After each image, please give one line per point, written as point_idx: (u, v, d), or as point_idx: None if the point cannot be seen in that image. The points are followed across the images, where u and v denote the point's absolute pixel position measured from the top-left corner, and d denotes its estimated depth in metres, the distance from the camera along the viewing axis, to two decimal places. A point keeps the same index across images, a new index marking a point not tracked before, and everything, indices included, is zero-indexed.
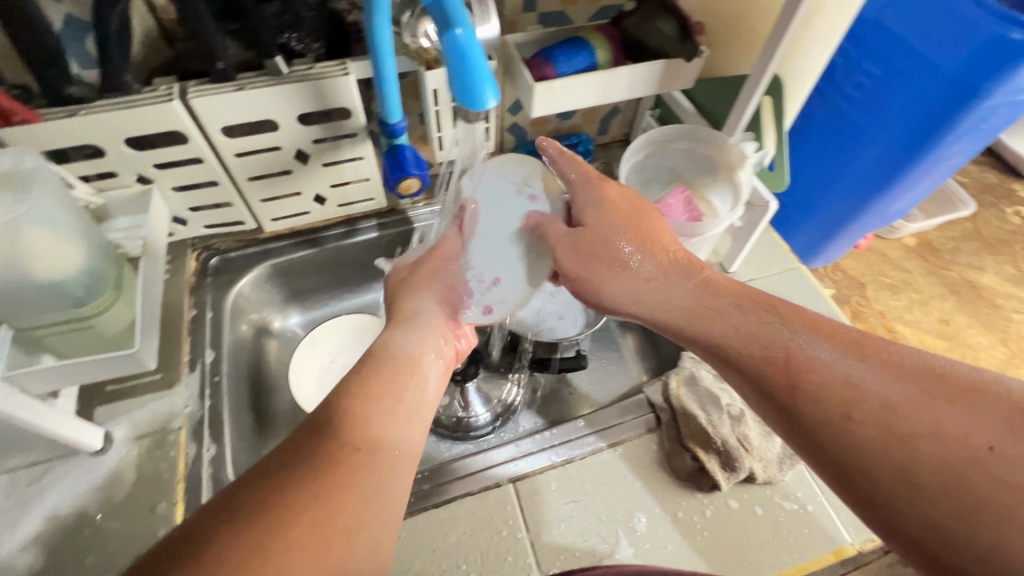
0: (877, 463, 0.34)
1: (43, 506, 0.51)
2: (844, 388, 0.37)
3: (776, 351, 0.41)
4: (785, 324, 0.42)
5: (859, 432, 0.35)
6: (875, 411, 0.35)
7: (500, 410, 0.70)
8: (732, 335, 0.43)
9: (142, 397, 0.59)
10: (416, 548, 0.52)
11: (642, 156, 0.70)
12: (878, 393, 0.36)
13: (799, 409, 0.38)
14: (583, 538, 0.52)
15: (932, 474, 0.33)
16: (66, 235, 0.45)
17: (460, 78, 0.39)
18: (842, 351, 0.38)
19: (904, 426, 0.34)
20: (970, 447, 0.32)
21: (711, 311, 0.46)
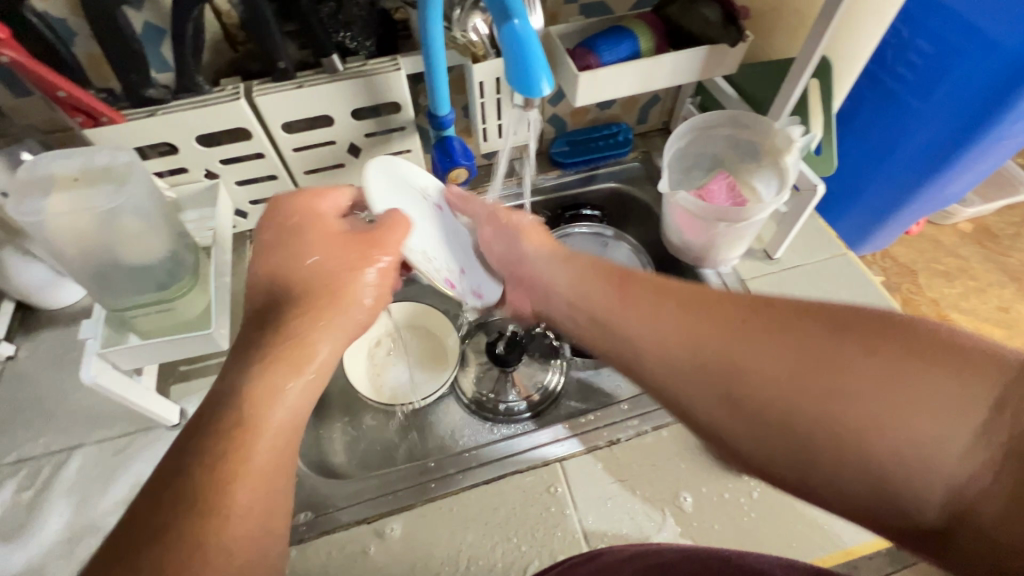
0: (668, 372, 0.39)
1: (128, 474, 0.56)
2: (641, 316, 0.41)
3: (605, 299, 0.45)
4: (620, 283, 0.46)
5: (655, 351, 0.39)
6: (676, 351, 0.39)
7: (541, 395, 0.71)
8: (582, 292, 0.48)
9: (210, 377, 0.63)
10: (467, 522, 0.54)
11: (683, 143, 0.70)
12: (665, 316, 0.40)
13: (619, 355, 0.43)
14: (627, 517, 0.53)
15: (707, 370, 0.37)
16: (157, 225, 0.49)
17: (517, 68, 0.40)
18: (646, 290, 0.43)
19: (695, 360, 0.38)
20: (728, 343, 0.36)
21: (564, 276, 0.51)
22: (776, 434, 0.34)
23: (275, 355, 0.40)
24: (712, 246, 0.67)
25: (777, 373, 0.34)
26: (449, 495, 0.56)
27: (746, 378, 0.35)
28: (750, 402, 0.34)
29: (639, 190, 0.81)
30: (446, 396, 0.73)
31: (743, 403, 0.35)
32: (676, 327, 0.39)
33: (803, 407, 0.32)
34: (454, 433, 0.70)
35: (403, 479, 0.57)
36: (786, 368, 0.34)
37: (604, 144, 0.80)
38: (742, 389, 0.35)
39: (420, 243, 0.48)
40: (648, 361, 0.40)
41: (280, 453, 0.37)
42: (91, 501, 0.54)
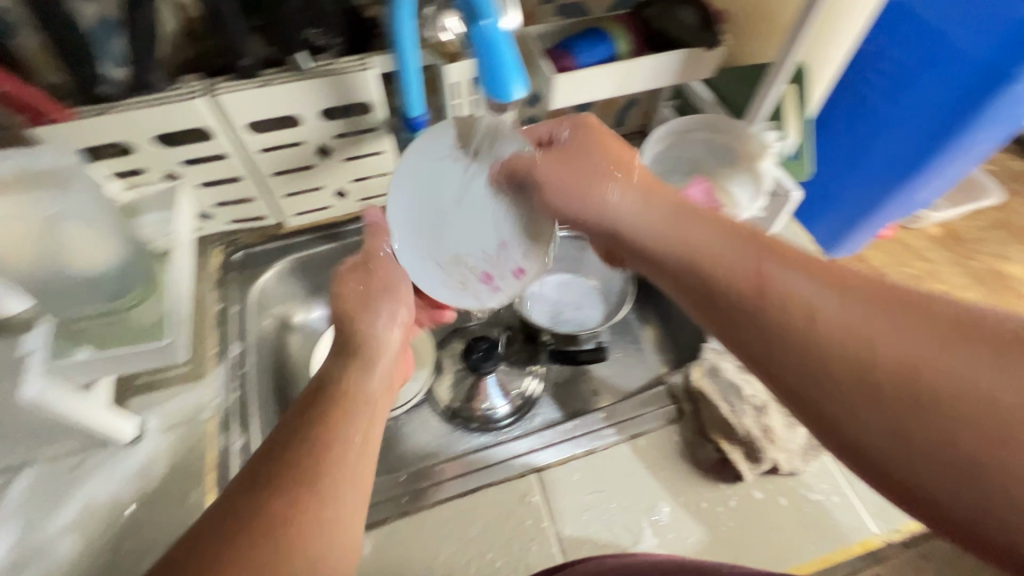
0: (825, 375, 0.33)
1: (80, 494, 0.53)
2: (809, 307, 0.35)
3: (746, 277, 0.38)
4: (767, 255, 0.38)
5: (826, 350, 0.33)
6: (857, 355, 0.32)
7: (520, 401, 0.70)
8: (701, 255, 0.40)
9: (171, 389, 0.60)
10: (440, 537, 0.52)
11: (661, 147, 0.70)
12: (836, 307, 0.34)
13: (762, 341, 0.36)
14: (606, 528, 0.53)
15: (883, 383, 0.31)
16: (104, 233, 0.46)
17: (488, 70, 0.39)
18: (808, 275, 0.36)
19: (882, 369, 0.32)
20: (933, 360, 0.31)
21: (686, 234, 0.42)
22: (952, 472, 0.29)
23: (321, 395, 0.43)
24: None
25: (995, 409, 0.29)
26: (423, 510, 0.54)
27: (937, 401, 0.30)
28: (931, 433, 0.30)
29: None
30: (420, 405, 0.71)
31: (922, 432, 0.30)
32: (845, 326, 0.33)
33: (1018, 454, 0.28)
34: (431, 442, 0.69)
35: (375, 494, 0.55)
36: (998, 398, 0.29)
37: None
38: (927, 418, 0.30)
39: (444, 253, 0.54)
40: (802, 358, 0.34)
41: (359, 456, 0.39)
42: (38, 523, 0.51)
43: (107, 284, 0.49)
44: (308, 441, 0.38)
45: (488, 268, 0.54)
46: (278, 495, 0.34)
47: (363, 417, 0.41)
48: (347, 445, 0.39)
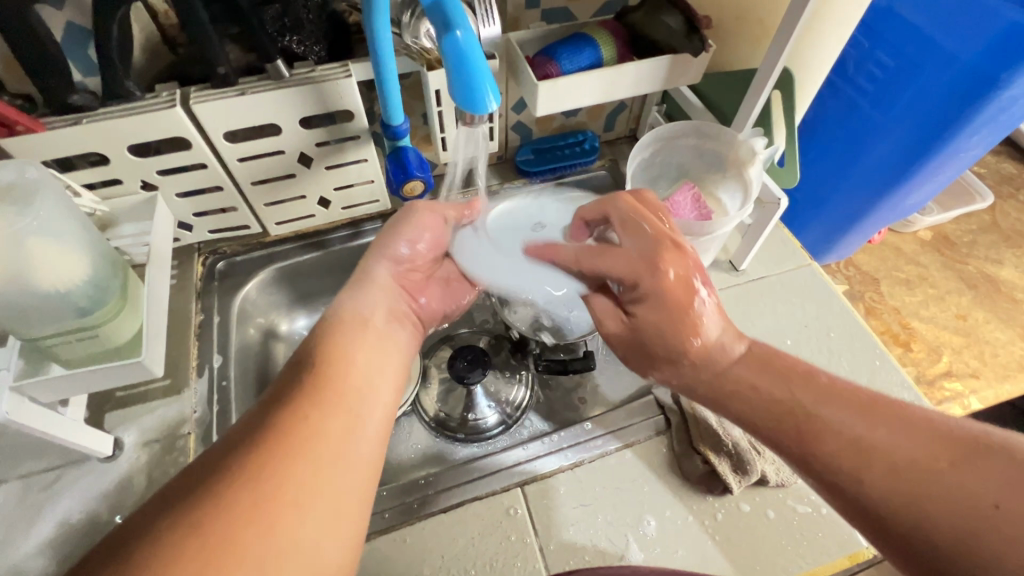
0: (886, 522, 0.37)
1: (55, 512, 0.52)
2: (857, 442, 0.39)
3: (797, 405, 0.42)
4: (813, 385, 0.42)
5: (876, 487, 0.37)
6: (904, 489, 0.36)
7: (508, 410, 0.69)
8: (761, 397, 0.44)
9: (150, 403, 0.59)
10: (424, 553, 0.51)
11: (648, 153, 0.69)
12: (889, 455, 0.37)
13: (816, 471, 0.40)
14: (593, 541, 0.52)
15: (938, 532, 0.35)
16: (72, 245, 0.46)
17: (460, 81, 0.38)
18: (851, 408, 0.40)
19: (929, 505, 0.35)
20: (970, 497, 0.34)
21: (749, 362, 0.45)
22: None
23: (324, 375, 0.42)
24: None
25: None
26: (407, 525, 0.53)
27: (992, 554, 0.33)
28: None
29: None
30: (407, 416, 0.70)
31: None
32: (900, 479, 0.37)
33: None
34: (419, 453, 0.68)
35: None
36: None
37: (570, 152, 0.78)
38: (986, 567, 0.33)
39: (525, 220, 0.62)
40: (855, 492, 0.38)
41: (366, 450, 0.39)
42: (11, 543, 0.50)
43: (78, 300, 0.46)
44: (293, 404, 0.37)
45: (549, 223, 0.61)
46: (256, 454, 0.34)
47: (353, 388, 0.41)
48: (332, 424, 0.37)
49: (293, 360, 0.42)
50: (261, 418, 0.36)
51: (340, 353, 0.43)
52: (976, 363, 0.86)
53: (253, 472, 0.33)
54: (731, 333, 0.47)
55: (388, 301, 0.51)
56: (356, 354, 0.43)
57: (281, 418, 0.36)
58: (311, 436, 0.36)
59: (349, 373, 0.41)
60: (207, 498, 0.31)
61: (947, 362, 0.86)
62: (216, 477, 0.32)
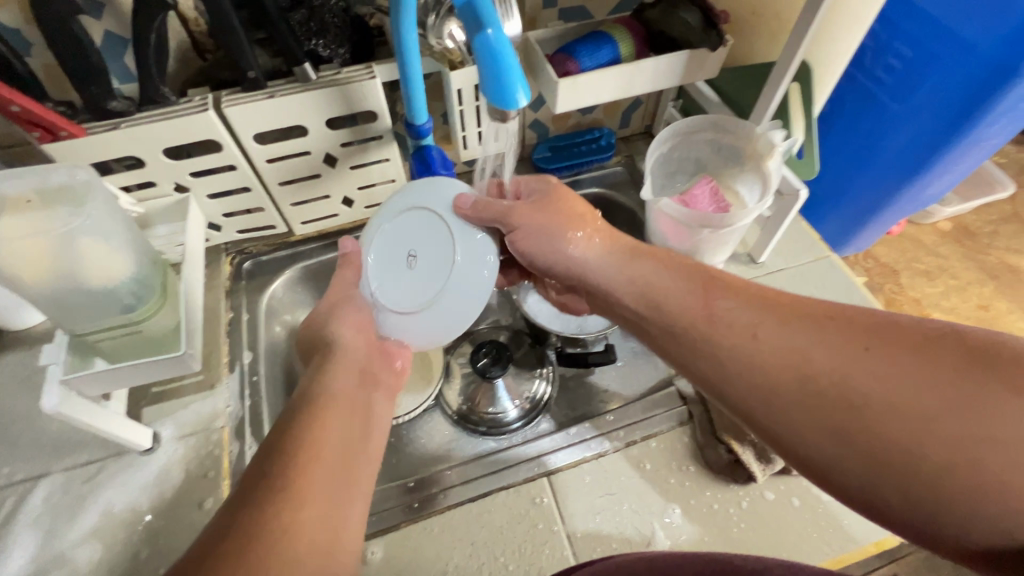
0: (766, 395, 0.37)
1: (100, 502, 0.54)
2: (745, 331, 0.40)
3: (687, 303, 0.43)
4: (712, 285, 0.43)
5: (759, 365, 0.38)
6: (790, 364, 0.37)
7: (530, 403, 0.70)
8: (658, 296, 0.45)
9: (185, 398, 0.61)
10: (454, 541, 0.53)
11: (666, 148, 0.69)
12: (769, 335, 0.39)
13: (710, 367, 0.41)
14: (618, 530, 0.52)
15: (810, 394, 0.36)
16: (117, 244, 0.47)
17: (492, 78, 0.39)
18: (743, 301, 0.41)
19: (813, 378, 0.36)
20: (845, 365, 0.35)
21: (656, 271, 0.46)
22: (878, 465, 0.33)
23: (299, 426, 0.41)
24: (696, 251, 0.66)
25: (905, 405, 0.32)
26: (434, 514, 0.54)
27: (862, 407, 0.33)
28: (861, 433, 0.33)
29: (623, 194, 0.80)
30: (432, 410, 0.72)
31: (848, 433, 0.34)
32: (786, 353, 0.37)
33: (929, 437, 0.31)
34: (442, 446, 0.69)
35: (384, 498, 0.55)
36: (900, 396, 0.33)
37: (587, 149, 0.80)
38: (852, 420, 0.34)
39: (396, 257, 0.54)
40: (743, 375, 0.39)
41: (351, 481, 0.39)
42: (59, 531, 0.52)
43: (124, 296, 0.48)
44: (259, 503, 0.34)
45: (418, 250, 0.52)
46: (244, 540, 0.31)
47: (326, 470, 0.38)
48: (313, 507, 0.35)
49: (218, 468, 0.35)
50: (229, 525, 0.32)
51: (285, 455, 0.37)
52: None
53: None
54: (633, 245, 0.49)
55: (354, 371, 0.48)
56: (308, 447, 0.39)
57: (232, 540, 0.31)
58: (302, 529, 0.33)
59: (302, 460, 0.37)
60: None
61: None
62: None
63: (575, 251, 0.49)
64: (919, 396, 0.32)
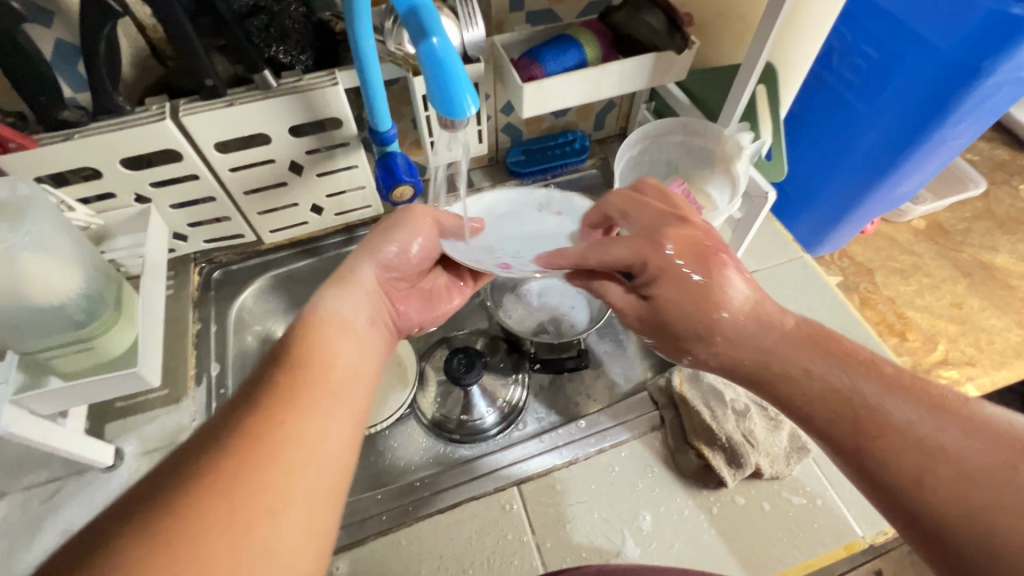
0: (935, 518, 0.35)
1: (59, 522, 0.53)
2: (920, 446, 0.36)
3: (847, 400, 0.40)
4: (880, 380, 0.40)
5: (938, 490, 0.35)
6: (976, 496, 0.34)
7: (507, 407, 0.70)
8: (819, 387, 0.42)
9: (150, 412, 0.60)
10: (422, 554, 0.52)
11: (636, 151, 0.69)
12: (953, 458, 0.35)
13: (871, 470, 0.38)
14: (589, 539, 0.52)
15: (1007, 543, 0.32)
16: (62, 258, 0.46)
17: (438, 88, 0.38)
18: (920, 410, 0.38)
19: (1004, 520, 0.33)
20: None
21: (812, 356, 0.43)
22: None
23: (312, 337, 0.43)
24: None
25: None
26: (405, 526, 0.53)
27: None
28: None
29: (597, 197, 0.81)
30: (408, 419, 0.71)
31: None
32: (969, 482, 0.34)
33: None
34: (418, 454, 0.69)
35: (357, 510, 0.54)
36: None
37: (560, 152, 0.79)
38: None
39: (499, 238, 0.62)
40: (915, 494, 0.36)
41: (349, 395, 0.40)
42: (16, 552, 0.51)
43: (73, 313, 0.47)
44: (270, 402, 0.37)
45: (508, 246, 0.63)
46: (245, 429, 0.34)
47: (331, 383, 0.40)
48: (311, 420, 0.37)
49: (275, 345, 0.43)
50: (239, 419, 0.35)
51: (300, 377, 0.39)
52: (972, 351, 0.86)
53: (236, 470, 0.32)
54: (776, 317, 0.46)
55: (367, 307, 0.50)
56: (323, 370, 0.41)
57: (222, 467, 0.32)
58: (300, 431, 0.36)
59: (316, 388, 0.39)
60: (166, 504, 0.30)
61: (942, 350, 0.86)
62: (154, 527, 0.29)
63: (720, 334, 0.46)
64: None
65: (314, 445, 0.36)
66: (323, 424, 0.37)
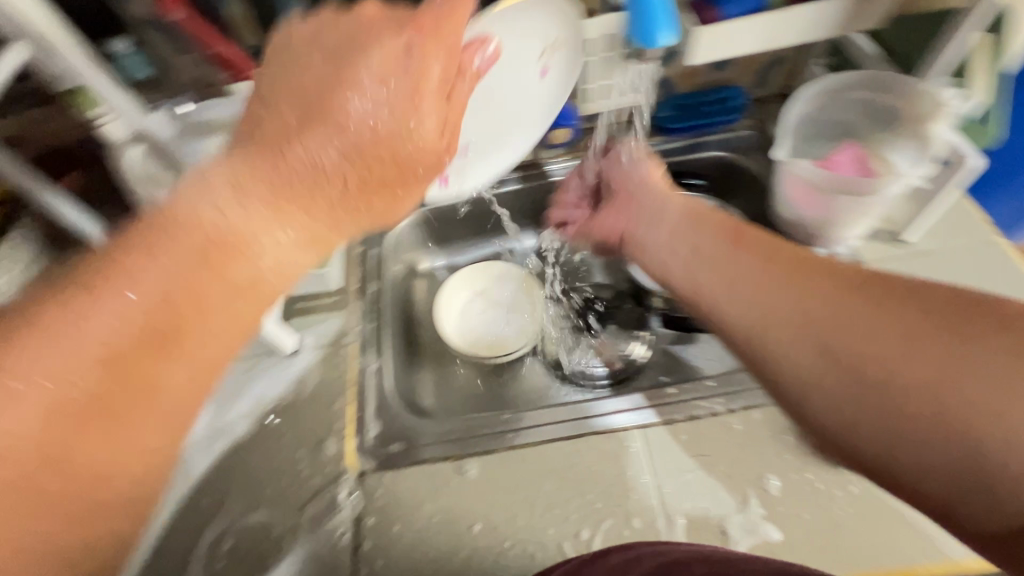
0: (765, 329, 0.40)
1: (253, 389, 0.65)
2: (757, 279, 0.43)
3: (715, 250, 0.49)
4: (751, 237, 0.48)
5: (764, 310, 0.41)
6: (795, 315, 0.39)
7: (625, 363, 0.72)
8: (696, 250, 0.50)
9: (321, 314, 0.70)
10: (543, 475, 0.55)
11: (809, 108, 0.64)
12: (773, 284, 0.42)
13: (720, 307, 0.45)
14: (709, 491, 0.52)
15: (815, 346, 0.37)
16: None
17: (636, 15, 0.41)
18: (762, 255, 0.45)
19: (812, 328, 0.37)
20: (846, 316, 0.36)
21: (702, 227, 0.52)
22: (897, 428, 0.32)
23: (173, 271, 0.33)
24: (828, 222, 0.62)
25: (880, 361, 0.33)
26: (517, 448, 0.57)
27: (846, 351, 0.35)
28: (835, 383, 0.35)
29: (750, 159, 0.76)
30: (528, 357, 0.75)
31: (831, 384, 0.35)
32: (784, 304, 0.40)
33: (903, 384, 0.32)
34: (536, 389, 0.73)
35: (467, 427, 0.59)
36: (934, 372, 0.31)
37: (714, 109, 0.75)
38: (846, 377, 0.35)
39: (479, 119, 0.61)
40: (751, 319, 0.42)
41: (223, 342, 0.36)
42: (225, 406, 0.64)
43: None
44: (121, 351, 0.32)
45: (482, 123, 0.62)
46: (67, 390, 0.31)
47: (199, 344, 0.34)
48: (166, 384, 0.34)
49: (82, 282, 0.32)
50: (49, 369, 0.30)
51: (156, 368, 0.33)
52: None
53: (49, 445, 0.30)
54: (693, 212, 0.55)
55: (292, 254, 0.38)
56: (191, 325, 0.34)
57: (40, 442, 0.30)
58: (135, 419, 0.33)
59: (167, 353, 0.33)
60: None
61: None
62: None
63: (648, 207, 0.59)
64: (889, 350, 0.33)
65: (158, 427, 0.34)
66: (175, 400, 0.34)
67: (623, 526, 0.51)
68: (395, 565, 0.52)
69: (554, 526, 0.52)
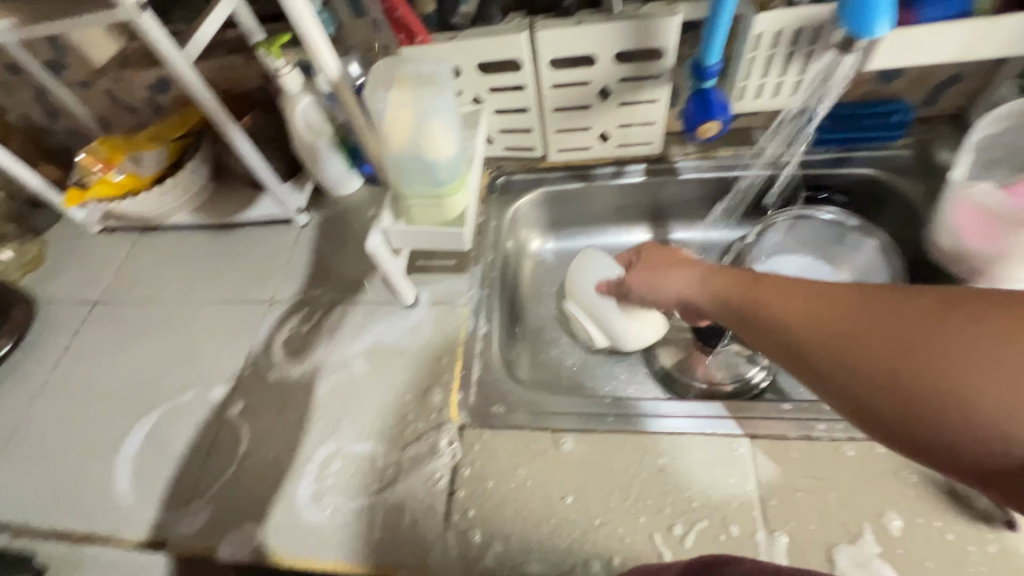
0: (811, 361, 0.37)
1: (372, 333, 0.70)
2: (802, 310, 0.38)
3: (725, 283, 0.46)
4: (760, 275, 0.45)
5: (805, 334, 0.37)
6: (817, 335, 0.37)
7: (737, 385, 0.67)
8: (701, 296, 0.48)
9: (440, 275, 0.74)
10: (638, 469, 0.55)
11: (997, 131, 0.59)
12: (797, 312, 0.38)
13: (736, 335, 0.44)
14: (819, 517, 0.50)
15: (847, 364, 0.34)
16: (453, 134, 0.57)
17: (854, 10, 0.47)
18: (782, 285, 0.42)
19: (855, 350, 0.34)
20: (874, 335, 0.34)
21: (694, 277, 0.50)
22: (942, 431, 0.30)
23: None
24: (998, 259, 0.56)
25: (902, 358, 0.32)
26: (599, 434, 0.57)
27: (894, 371, 0.32)
28: (891, 401, 0.32)
29: (904, 180, 0.71)
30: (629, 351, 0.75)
31: (881, 399, 0.33)
32: (821, 328, 0.37)
33: (935, 385, 0.30)
34: (631, 386, 0.72)
35: (552, 404, 0.60)
36: (942, 363, 0.31)
37: (871, 124, 0.71)
38: (889, 389, 0.32)
39: None
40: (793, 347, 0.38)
41: None
42: (347, 344, 0.69)
43: (441, 175, 0.58)
44: None
45: None
46: None
47: None
48: None
49: None
50: None
51: None
52: None
53: None
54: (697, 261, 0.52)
55: None
56: None
57: None
58: None
59: None
60: None
61: None
62: None
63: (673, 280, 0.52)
64: (917, 358, 0.31)
65: None
66: None
67: (719, 531, 0.50)
68: (485, 517, 0.54)
69: (646, 516, 0.52)
